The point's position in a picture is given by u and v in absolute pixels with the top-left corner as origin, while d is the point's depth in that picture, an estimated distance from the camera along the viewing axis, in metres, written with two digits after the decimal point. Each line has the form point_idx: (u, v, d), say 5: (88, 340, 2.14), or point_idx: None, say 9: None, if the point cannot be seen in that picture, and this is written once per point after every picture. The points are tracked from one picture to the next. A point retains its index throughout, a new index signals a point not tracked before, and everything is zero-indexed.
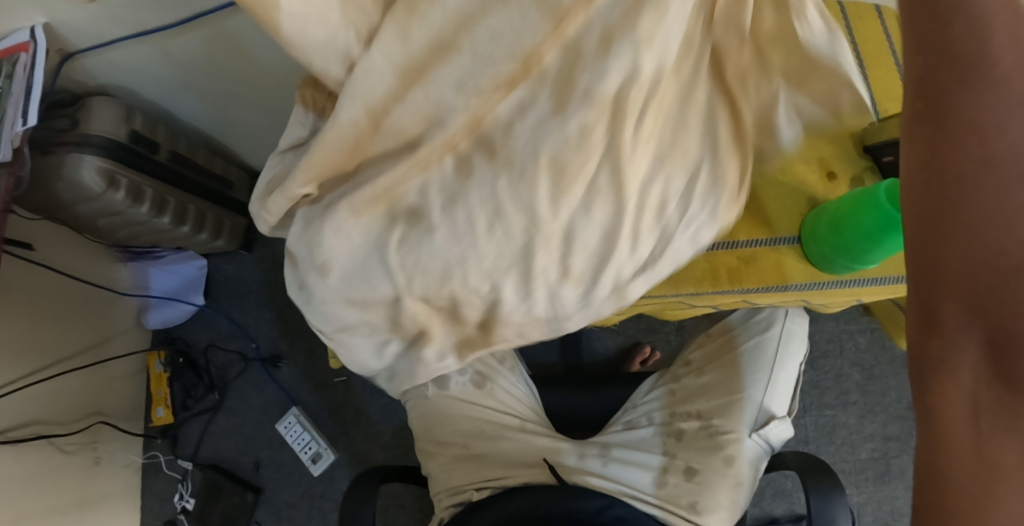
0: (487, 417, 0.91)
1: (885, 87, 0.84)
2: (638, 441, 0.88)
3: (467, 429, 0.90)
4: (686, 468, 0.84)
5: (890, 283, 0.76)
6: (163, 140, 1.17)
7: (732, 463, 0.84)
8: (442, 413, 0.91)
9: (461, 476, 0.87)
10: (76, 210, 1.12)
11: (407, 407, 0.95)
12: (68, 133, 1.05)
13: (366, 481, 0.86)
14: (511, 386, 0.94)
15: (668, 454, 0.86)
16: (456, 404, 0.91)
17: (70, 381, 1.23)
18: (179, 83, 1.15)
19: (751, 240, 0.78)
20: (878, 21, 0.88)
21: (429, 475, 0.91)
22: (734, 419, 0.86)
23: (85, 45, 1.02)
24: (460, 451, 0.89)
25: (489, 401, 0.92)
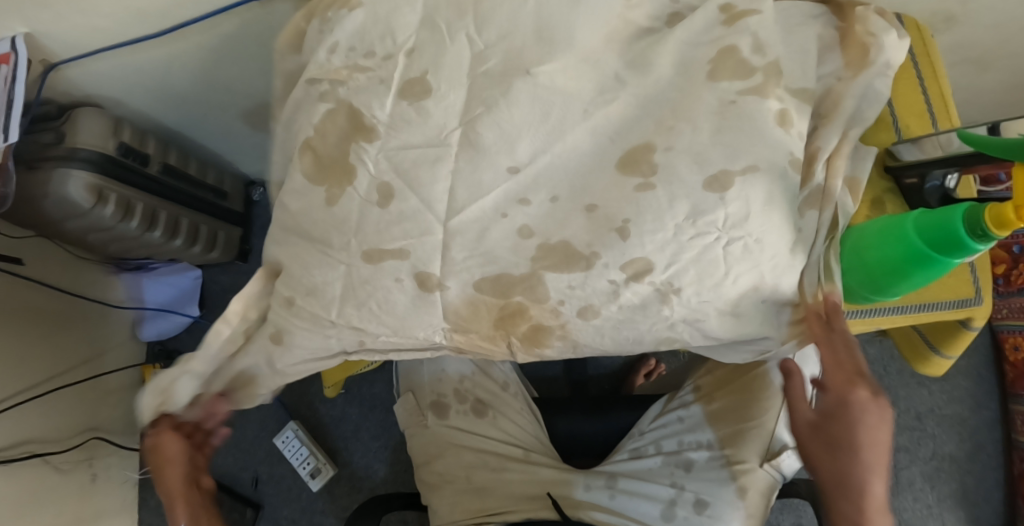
0: (488, 448, 0.89)
1: (907, 104, 0.82)
2: (646, 472, 0.86)
3: (469, 461, 0.87)
4: (696, 500, 0.82)
5: (908, 312, 0.76)
6: (154, 152, 1.14)
7: (744, 495, 0.81)
8: (441, 443, 0.89)
9: (461, 509, 0.85)
10: (65, 226, 1.09)
11: (407, 434, 0.92)
12: (54, 147, 1.02)
13: (368, 514, 0.83)
14: (516, 414, 0.91)
15: (677, 486, 0.84)
16: (457, 433, 0.89)
17: (62, 398, 1.20)
18: (169, 93, 1.11)
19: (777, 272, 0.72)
20: (899, 32, 0.84)
21: (430, 506, 0.88)
22: (745, 448, 0.83)
23: (69, 55, 0.98)
24: (461, 485, 0.87)
25: (491, 430, 0.90)
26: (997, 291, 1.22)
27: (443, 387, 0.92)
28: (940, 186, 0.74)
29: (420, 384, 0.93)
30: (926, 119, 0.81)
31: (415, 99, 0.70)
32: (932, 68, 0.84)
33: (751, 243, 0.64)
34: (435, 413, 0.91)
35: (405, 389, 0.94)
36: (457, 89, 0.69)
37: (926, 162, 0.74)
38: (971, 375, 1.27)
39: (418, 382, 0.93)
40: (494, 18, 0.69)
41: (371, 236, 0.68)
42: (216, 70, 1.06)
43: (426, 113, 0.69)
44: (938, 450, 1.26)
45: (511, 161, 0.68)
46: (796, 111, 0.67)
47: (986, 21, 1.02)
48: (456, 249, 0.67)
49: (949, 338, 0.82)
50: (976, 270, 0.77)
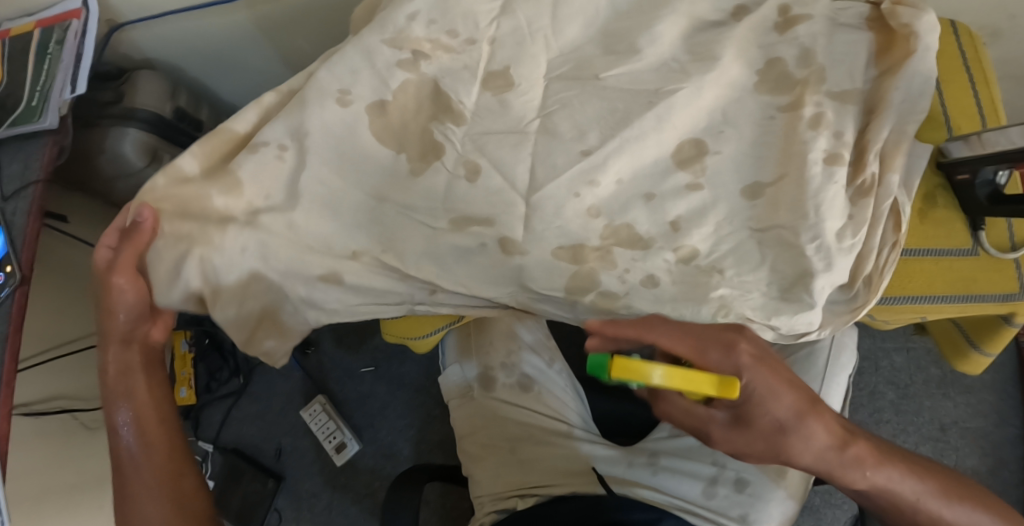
0: (532, 421, 0.92)
1: (959, 105, 0.83)
2: (687, 450, 0.87)
3: (513, 433, 0.91)
4: (737, 480, 0.84)
5: (955, 303, 0.77)
6: (206, 118, 1.17)
7: (784, 476, 0.82)
8: (488, 415, 0.93)
9: (505, 481, 0.88)
10: (116, 185, 1.11)
11: (453, 406, 0.97)
12: (113, 105, 1.04)
13: (414, 479, 0.85)
14: (559, 391, 0.94)
15: (718, 464, 0.85)
16: (502, 406, 0.93)
17: (93, 357, 1.21)
18: (226, 61, 1.13)
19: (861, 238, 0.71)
20: (953, 37, 0.86)
21: (471, 478, 0.91)
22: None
23: (136, 17, 1.01)
24: (506, 456, 0.90)
25: (535, 405, 0.93)
26: None
27: (490, 360, 0.96)
28: (991, 182, 0.75)
29: (466, 359, 0.97)
30: (977, 121, 0.82)
31: (488, 66, 0.73)
32: (984, 74, 0.85)
33: (787, 234, 0.67)
34: (481, 385, 0.95)
35: (452, 363, 0.98)
36: (530, 61, 0.72)
37: (978, 159, 0.74)
38: (996, 390, 1.28)
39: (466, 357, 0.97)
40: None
41: (458, 205, 0.69)
42: (275, 43, 1.09)
43: (506, 100, 0.71)
44: (961, 463, 1.25)
45: (583, 146, 0.69)
46: (836, 112, 0.71)
47: None
48: (535, 222, 0.68)
49: (997, 332, 0.84)
50: None
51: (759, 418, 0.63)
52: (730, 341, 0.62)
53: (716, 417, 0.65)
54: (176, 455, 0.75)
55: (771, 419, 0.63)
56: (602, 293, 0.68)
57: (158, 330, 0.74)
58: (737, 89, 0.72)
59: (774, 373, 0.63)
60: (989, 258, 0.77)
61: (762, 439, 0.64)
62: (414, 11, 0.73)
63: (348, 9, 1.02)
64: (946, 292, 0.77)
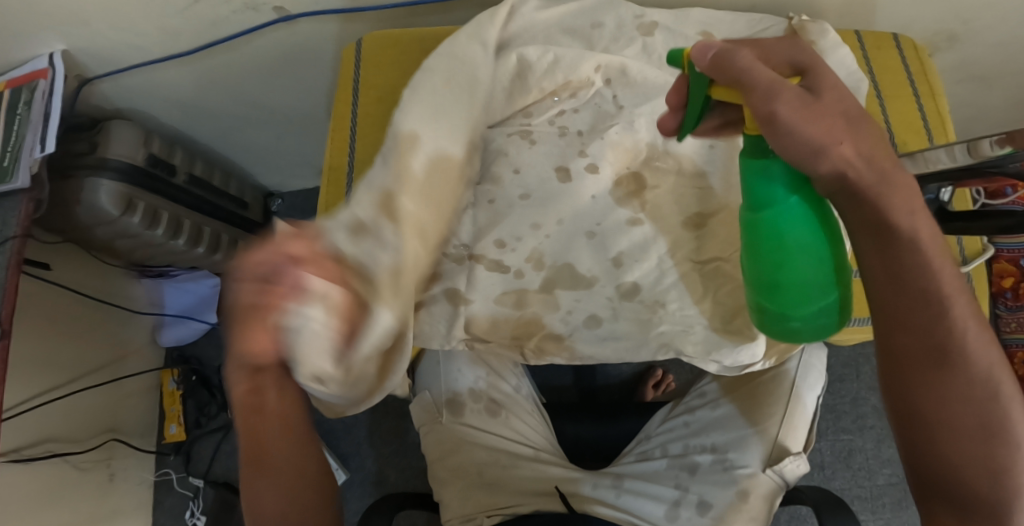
0: (501, 446, 0.93)
1: (904, 120, 0.83)
2: (652, 473, 0.90)
3: (481, 458, 0.92)
4: (699, 502, 0.85)
5: None
6: (180, 163, 1.19)
7: (746, 498, 0.84)
8: (456, 440, 0.94)
9: (473, 503, 0.90)
10: (95, 232, 1.13)
11: (421, 432, 0.97)
12: (86, 157, 1.06)
13: (382, 509, 0.86)
14: (526, 417, 0.98)
15: (682, 488, 0.87)
16: (470, 431, 0.94)
17: (82, 400, 1.24)
18: (197, 107, 1.15)
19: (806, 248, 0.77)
20: (895, 51, 0.86)
21: (441, 502, 0.92)
22: (747, 453, 0.86)
23: (103, 71, 1.04)
24: (473, 480, 0.91)
25: (503, 429, 0.95)
26: (1005, 305, 1.29)
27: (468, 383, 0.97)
28: (936, 199, 0.75)
29: (435, 383, 0.98)
30: (922, 135, 0.82)
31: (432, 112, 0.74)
32: (929, 86, 0.85)
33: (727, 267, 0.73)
34: (449, 411, 0.96)
35: (422, 387, 0.99)
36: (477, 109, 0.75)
37: (921, 177, 0.74)
38: None
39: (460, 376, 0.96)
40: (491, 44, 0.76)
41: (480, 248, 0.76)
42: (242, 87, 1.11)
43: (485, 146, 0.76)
44: None
45: None
46: None
47: (988, 38, 1.05)
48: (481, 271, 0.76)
49: None
50: (973, 280, 0.80)
51: (825, 92, 0.56)
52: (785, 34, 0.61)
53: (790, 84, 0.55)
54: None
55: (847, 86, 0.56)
56: (549, 335, 0.75)
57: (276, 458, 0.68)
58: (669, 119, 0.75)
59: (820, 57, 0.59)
60: None
61: (835, 116, 0.55)
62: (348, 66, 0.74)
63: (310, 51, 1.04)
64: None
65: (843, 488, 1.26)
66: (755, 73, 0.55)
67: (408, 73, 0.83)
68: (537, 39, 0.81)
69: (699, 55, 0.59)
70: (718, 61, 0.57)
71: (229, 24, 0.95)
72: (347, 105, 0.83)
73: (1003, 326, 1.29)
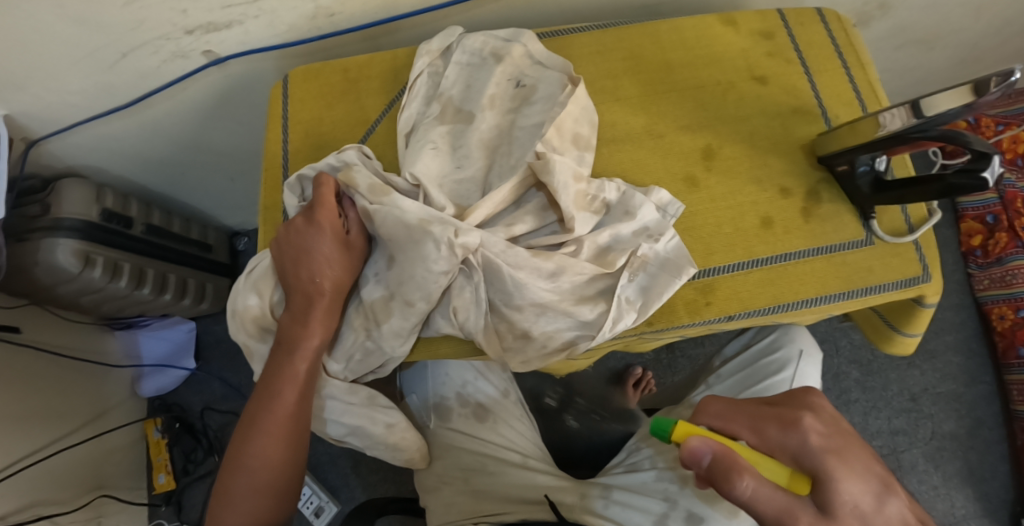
0: (487, 452, 0.93)
1: (834, 93, 0.80)
2: (641, 485, 0.88)
3: (467, 464, 0.92)
4: (688, 515, 0.85)
5: (830, 301, 0.74)
6: (137, 215, 1.19)
7: (737, 514, 0.83)
8: (443, 446, 0.94)
9: (458, 510, 0.89)
10: (57, 291, 1.13)
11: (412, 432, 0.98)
12: (40, 218, 1.07)
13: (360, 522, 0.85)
14: (514, 423, 0.96)
15: (670, 500, 0.86)
16: (458, 436, 0.94)
17: (66, 460, 1.21)
18: (147, 158, 1.16)
19: (723, 264, 0.73)
20: (820, 25, 0.83)
21: (427, 508, 0.93)
22: None
23: (48, 131, 1.03)
24: (460, 487, 0.91)
25: (491, 436, 0.94)
26: (976, 263, 1.28)
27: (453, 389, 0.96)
28: (870, 170, 0.73)
29: (423, 386, 0.97)
30: (854, 107, 0.80)
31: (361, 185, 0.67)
32: (857, 57, 0.82)
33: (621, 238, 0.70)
34: (436, 417, 0.96)
35: (410, 389, 0.99)
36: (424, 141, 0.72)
37: (851, 150, 0.72)
38: (961, 349, 1.27)
39: (459, 380, 0.96)
40: (416, 78, 0.77)
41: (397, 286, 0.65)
42: (188, 131, 1.10)
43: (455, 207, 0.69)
44: (937, 429, 1.23)
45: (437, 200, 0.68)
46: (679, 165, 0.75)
47: (919, 3, 1.04)
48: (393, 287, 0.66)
49: (902, 306, 0.82)
50: (921, 247, 0.76)
51: (836, 507, 0.59)
52: (790, 417, 0.64)
53: (800, 508, 0.58)
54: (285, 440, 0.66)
55: (854, 490, 0.60)
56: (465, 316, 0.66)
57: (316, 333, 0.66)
58: (587, 114, 0.73)
59: (855, 451, 0.62)
60: (885, 244, 0.75)
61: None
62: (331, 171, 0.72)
63: (247, 91, 1.04)
64: (821, 293, 0.73)
65: None
66: (747, 490, 0.57)
67: (331, 104, 0.81)
68: (450, 40, 0.78)
69: (693, 461, 0.59)
70: (714, 481, 0.58)
71: (164, 73, 0.96)
72: (276, 143, 0.81)
73: (976, 284, 1.28)
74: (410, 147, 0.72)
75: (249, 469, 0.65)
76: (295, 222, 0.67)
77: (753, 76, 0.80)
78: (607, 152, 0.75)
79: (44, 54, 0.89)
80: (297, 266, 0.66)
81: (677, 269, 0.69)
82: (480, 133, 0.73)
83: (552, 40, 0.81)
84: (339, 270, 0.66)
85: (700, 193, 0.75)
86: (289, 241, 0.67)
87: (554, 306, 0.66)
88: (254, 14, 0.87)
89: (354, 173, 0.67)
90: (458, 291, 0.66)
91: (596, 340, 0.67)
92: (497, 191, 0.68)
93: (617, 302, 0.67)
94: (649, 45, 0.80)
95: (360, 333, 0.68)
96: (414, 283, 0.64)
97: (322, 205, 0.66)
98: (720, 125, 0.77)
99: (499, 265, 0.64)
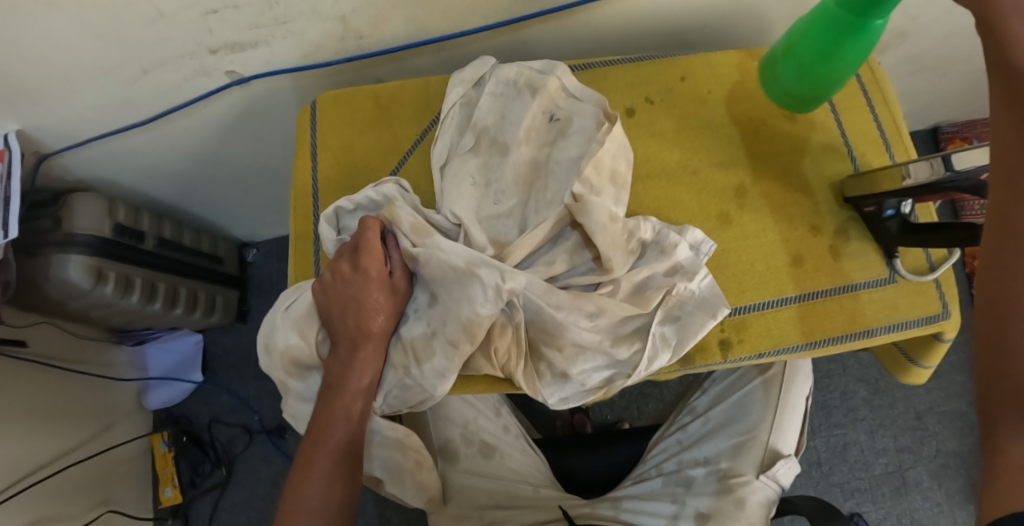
0: (500, 486, 0.93)
1: (861, 130, 0.80)
2: (649, 493, 0.90)
3: (482, 502, 0.92)
4: (697, 514, 0.87)
5: (859, 338, 0.74)
6: (148, 229, 1.18)
7: (743, 506, 0.86)
8: (456, 487, 0.93)
9: None
10: (68, 306, 1.12)
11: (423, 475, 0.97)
12: (52, 234, 1.05)
13: None
14: (517, 453, 0.96)
15: (678, 502, 0.88)
16: (468, 476, 0.94)
17: (74, 475, 1.20)
18: (161, 171, 1.14)
19: (753, 302, 0.74)
20: None
21: None
22: (742, 461, 0.89)
23: (61, 145, 1.02)
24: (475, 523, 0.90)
25: (500, 470, 0.95)
26: None
27: (455, 428, 0.96)
28: (897, 213, 0.73)
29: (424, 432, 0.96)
30: (880, 146, 0.80)
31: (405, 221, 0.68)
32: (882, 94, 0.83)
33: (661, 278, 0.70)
34: (443, 458, 0.95)
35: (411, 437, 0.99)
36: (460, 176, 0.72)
37: (879, 194, 0.72)
38: (966, 369, 1.29)
39: (459, 418, 0.97)
40: (449, 110, 0.77)
41: (439, 325, 0.66)
42: (205, 146, 1.09)
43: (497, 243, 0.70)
44: (941, 448, 1.26)
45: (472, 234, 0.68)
46: (712, 209, 0.76)
47: (936, 32, 1.06)
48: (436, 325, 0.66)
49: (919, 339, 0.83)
50: (942, 284, 0.77)
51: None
52: None
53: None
54: (337, 479, 0.66)
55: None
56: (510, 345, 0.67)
57: (364, 374, 0.67)
58: (623, 150, 0.74)
59: None
60: (909, 282, 0.76)
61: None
62: (368, 205, 0.72)
63: (266, 108, 1.02)
64: (848, 330, 0.74)
65: (842, 482, 1.25)
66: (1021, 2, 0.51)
67: (362, 132, 0.81)
68: (483, 69, 0.78)
69: None
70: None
71: (184, 90, 0.94)
72: (306, 170, 0.81)
73: None
74: (447, 182, 0.72)
75: (306, 511, 0.65)
76: (341, 269, 0.68)
77: (783, 112, 0.80)
78: (641, 190, 0.77)
79: (63, 72, 0.88)
80: (346, 312, 0.67)
81: (712, 309, 0.69)
82: (517, 168, 0.73)
83: (583, 72, 0.81)
84: (388, 312, 0.68)
85: (732, 231, 0.76)
86: (335, 290, 0.68)
87: (592, 346, 0.68)
88: (281, 35, 0.86)
89: (399, 210, 0.68)
90: (500, 332, 0.67)
91: (632, 379, 0.69)
92: (536, 229, 0.69)
93: (654, 340, 0.68)
94: (680, 79, 0.81)
95: (399, 370, 0.69)
96: (458, 323, 0.64)
97: (368, 252, 0.67)
98: (751, 162, 0.78)
99: (542, 305, 0.65)
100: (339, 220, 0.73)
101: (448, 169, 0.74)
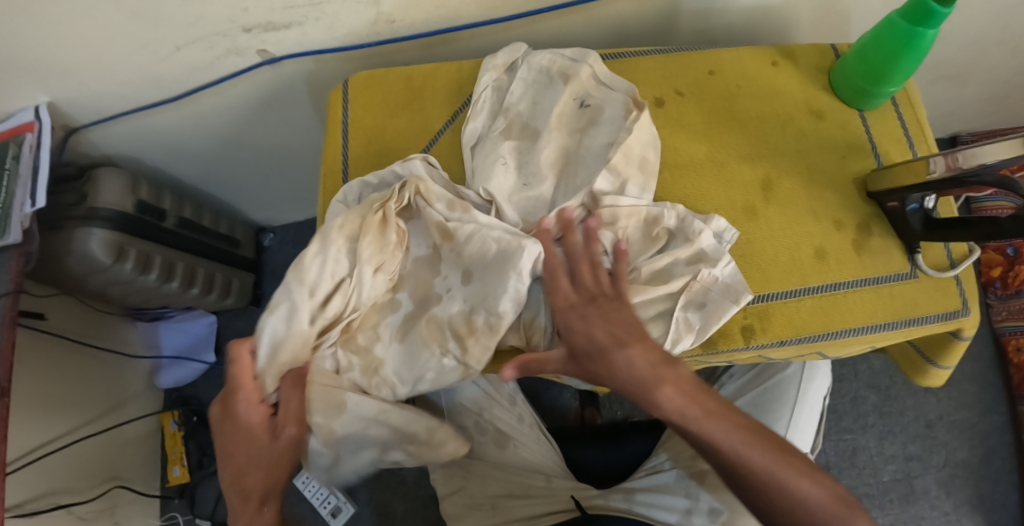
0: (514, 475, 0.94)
1: (886, 130, 0.81)
2: (663, 485, 0.90)
3: (497, 491, 0.93)
4: (711, 509, 0.87)
5: (882, 330, 0.75)
6: (169, 207, 1.18)
7: None
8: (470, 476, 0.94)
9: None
10: (87, 281, 1.12)
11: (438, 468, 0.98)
12: (75, 207, 1.05)
13: None
14: (531, 443, 0.97)
15: (692, 496, 0.89)
16: (482, 465, 0.95)
17: (83, 450, 1.20)
18: (184, 151, 1.15)
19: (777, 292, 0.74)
20: None
21: None
22: None
23: (89, 120, 1.03)
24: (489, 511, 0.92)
25: (513, 459, 0.95)
26: (995, 294, 1.31)
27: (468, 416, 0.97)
28: (920, 207, 0.74)
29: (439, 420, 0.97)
30: (905, 145, 0.80)
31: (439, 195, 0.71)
32: (908, 96, 0.83)
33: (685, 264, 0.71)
34: None
35: None
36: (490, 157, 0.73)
37: (903, 189, 0.73)
38: (977, 379, 1.30)
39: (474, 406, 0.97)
40: (480, 94, 0.78)
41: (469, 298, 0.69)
42: (229, 127, 1.10)
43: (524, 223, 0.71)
44: (950, 457, 1.26)
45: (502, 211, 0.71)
46: (738, 200, 0.77)
47: (960, 39, 1.06)
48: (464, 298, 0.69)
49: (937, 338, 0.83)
50: (962, 282, 0.77)
51: None
52: None
53: None
54: None
55: None
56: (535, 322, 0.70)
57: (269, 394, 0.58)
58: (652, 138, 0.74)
59: None
60: (929, 279, 0.76)
61: None
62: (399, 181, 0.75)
63: (294, 91, 1.04)
64: (868, 322, 0.74)
65: (850, 486, 1.24)
66: None
67: (394, 113, 0.82)
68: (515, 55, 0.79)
69: None
70: None
71: (215, 69, 0.95)
72: (337, 148, 0.81)
73: (995, 315, 1.31)
74: (479, 163, 0.73)
75: None
76: None
77: (810, 110, 0.81)
78: (669, 179, 0.77)
79: (97, 46, 0.89)
80: None
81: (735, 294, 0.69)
82: (547, 152, 0.73)
83: (613, 62, 0.82)
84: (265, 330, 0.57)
85: (757, 224, 0.76)
86: None
87: None
88: (315, 17, 0.87)
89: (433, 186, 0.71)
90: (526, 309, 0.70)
91: None
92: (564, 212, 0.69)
93: (677, 323, 0.69)
94: (709, 73, 0.81)
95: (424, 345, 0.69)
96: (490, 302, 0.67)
97: None
98: (777, 157, 0.79)
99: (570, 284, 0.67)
100: (362, 193, 0.75)
101: (479, 151, 0.75)
